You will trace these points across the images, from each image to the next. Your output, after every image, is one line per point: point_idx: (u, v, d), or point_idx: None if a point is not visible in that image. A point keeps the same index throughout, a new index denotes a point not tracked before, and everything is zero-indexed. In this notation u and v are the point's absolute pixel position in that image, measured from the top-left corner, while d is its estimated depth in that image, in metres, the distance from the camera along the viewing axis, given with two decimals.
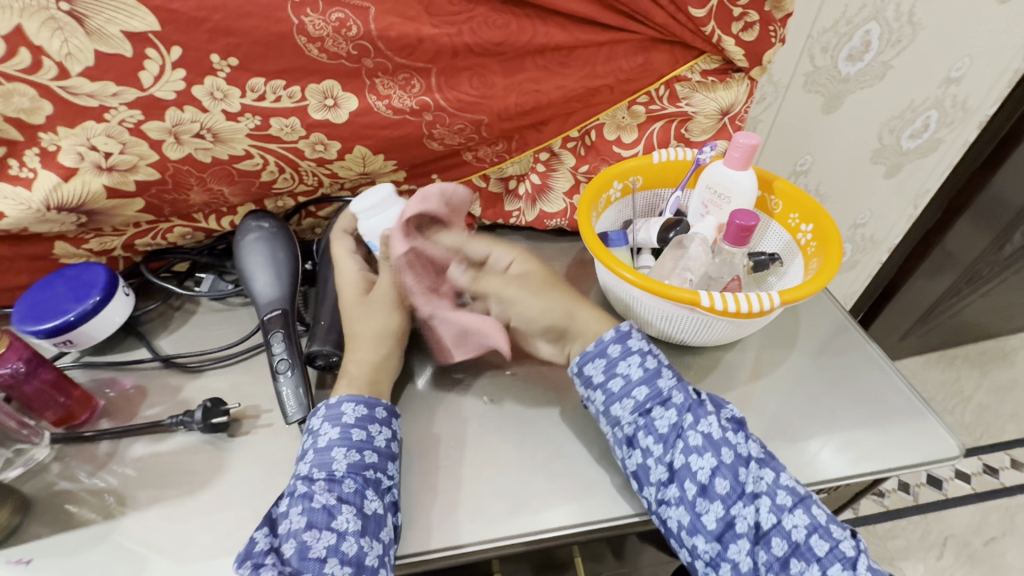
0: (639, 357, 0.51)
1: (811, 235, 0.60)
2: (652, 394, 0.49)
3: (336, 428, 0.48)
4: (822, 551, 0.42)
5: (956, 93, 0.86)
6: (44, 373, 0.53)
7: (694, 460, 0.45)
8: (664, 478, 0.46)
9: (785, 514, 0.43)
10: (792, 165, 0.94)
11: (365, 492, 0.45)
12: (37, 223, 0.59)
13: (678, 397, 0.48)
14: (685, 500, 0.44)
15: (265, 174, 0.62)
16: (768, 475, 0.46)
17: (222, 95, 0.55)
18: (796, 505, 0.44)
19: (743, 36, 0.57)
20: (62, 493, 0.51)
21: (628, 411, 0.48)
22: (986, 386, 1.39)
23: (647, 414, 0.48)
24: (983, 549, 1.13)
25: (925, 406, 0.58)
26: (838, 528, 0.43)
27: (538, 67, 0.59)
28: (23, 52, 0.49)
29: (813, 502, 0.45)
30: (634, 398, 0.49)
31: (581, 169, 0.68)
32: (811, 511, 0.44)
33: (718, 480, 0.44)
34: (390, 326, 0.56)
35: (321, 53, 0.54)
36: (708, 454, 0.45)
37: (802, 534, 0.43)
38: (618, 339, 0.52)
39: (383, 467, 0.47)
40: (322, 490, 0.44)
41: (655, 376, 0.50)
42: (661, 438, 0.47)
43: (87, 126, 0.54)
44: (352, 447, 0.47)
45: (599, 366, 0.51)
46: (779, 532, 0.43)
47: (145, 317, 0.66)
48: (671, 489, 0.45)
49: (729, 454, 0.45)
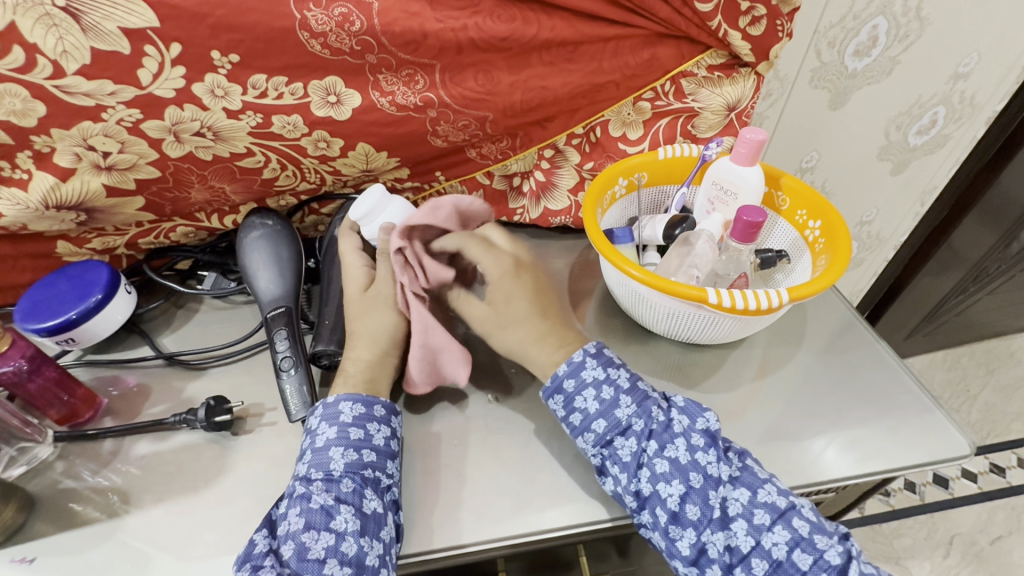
0: (594, 389, 0.49)
1: (820, 231, 0.59)
2: (612, 425, 0.48)
3: (333, 427, 0.47)
4: (806, 564, 0.41)
5: (964, 88, 0.85)
6: (48, 371, 0.53)
7: (662, 488, 0.45)
8: (636, 505, 0.46)
9: (763, 534, 0.42)
10: (798, 162, 0.93)
11: (363, 492, 0.45)
12: (35, 220, 0.59)
13: (638, 423, 0.47)
14: (659, 526, 0.45)
15: (267, 171, 0.61)
16: (743, 494, 0.44)
17: (223, 93, 0.54)
18: (776, 522, 0.43)
19: (750, 30, 0.57)
20: (66, 492, 0.51)
21: (591, 444, 0.48)
22: (992, 385, 1.38)
23: (609, 445, 0.47)
24: (990, 548, 1.13)
25: (934, 403, 0.57)
26: (823, 537, 0.42)
27: (543, 63, 0.58)
28: (16, 50, 0.48)
29: (795, 514, 0.43)
30: (595, 431, 0.48)
31: (586, 166, 0.68)
32: (791, 525, 0.42)
33: (687, 506, 0.44)
34: (386, 325, 0.55)
35: (324, 49, 0.53)
36: (675, 481, 0.44)
37: (784, 551, 0.42)
38: (570, 373, 0.50)
39: (382, 466, 0.47)
40: (320, 490, 0.44)
41: (613, 407, 0.48)
42: (625, 468, 0.46)
43: (82, 127, 0.53)
44: (350, 446, 0.46)
45: (559, 402, 0.50)
46: (758, 553, 0.42)
47: (148, 315, 0.65)
48: (644, 516, 0.45)
49: (697, 479, 0.44)
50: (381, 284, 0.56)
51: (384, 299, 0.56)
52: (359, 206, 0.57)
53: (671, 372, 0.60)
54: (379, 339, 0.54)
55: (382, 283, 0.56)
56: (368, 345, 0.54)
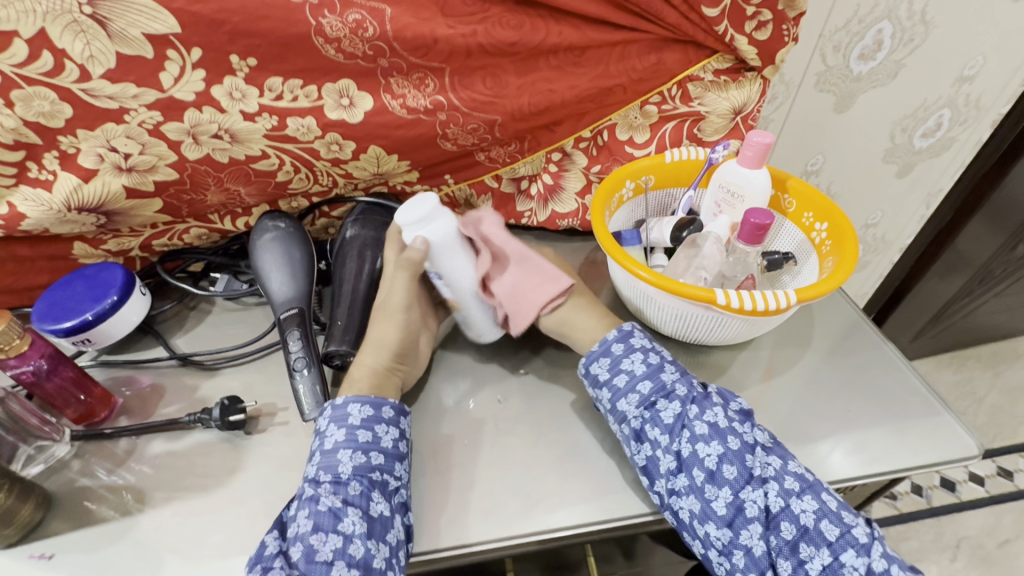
0: (641, 354, 0.52)
1: (826, 234, 0.60)
2: (656, 388, 0.49)
3: (342, 429, 0.48)
4: (833, 535, 0.42)
5: (969, 91, 0.86)
6: (65, 371, 0.54)
7: (701, 448, 0.46)
8: (673, 467, 0.46)
9: (794, 499, 0.44)
10: (803, 165, 0.94)
11: (370, 495, 0.45)
12: (58, 223, 0.60)
13: (681, 389, 0.49)
14: (694, 487, 0.45)
15: (280, 174, 0.62)
16: (775, 462, 0.46)
17: (241, 95, 0.55)
18: (805, 491, 0.44)
19: (756, 35, 0.57)
20: (82, 490, 0.52)
21: (634, 405, 0.49)
22: (999, 388, 1.38)
23: (652, 408, 0.49)
24: (998, 552, 1.12)
25: (940, 403, 0.58)
26: (850, 514, 0.43)
27: (550, 67, 0.59)
28: (45, 55, 0.49)
29: (822, 489, 0.45)
30: (638, 392, 0.50)
31: (593, 169, 0.68)
32: (820, 497, 0.44)
33: (726, 466, 0.45)
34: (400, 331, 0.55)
35: (337, 53, 0.54)
36: (714, 442, 0.46)
37: (812, 518, 0.43)
38: (621, 337, 0.53)
39: (389, 469, 0.47)
40: (328, 493, 0.44)
41: (658, 370, 0.50)
42: (667, 429, 0.47)
43: (107, 128, 0.55)
44: (359, 449, 0.47)
45: (604, 365, 0.52)
46: (788, 517, 0.43)
47: (161, 316, 0.66)
48: (680, 479, 0.46)
49: (735, 441, 0.46)
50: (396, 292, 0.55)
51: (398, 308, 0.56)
52: (407, 210, 0.52)
53: None
54: (393, 339, 0.55)
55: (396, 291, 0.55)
56: (373, 352, 0.54)
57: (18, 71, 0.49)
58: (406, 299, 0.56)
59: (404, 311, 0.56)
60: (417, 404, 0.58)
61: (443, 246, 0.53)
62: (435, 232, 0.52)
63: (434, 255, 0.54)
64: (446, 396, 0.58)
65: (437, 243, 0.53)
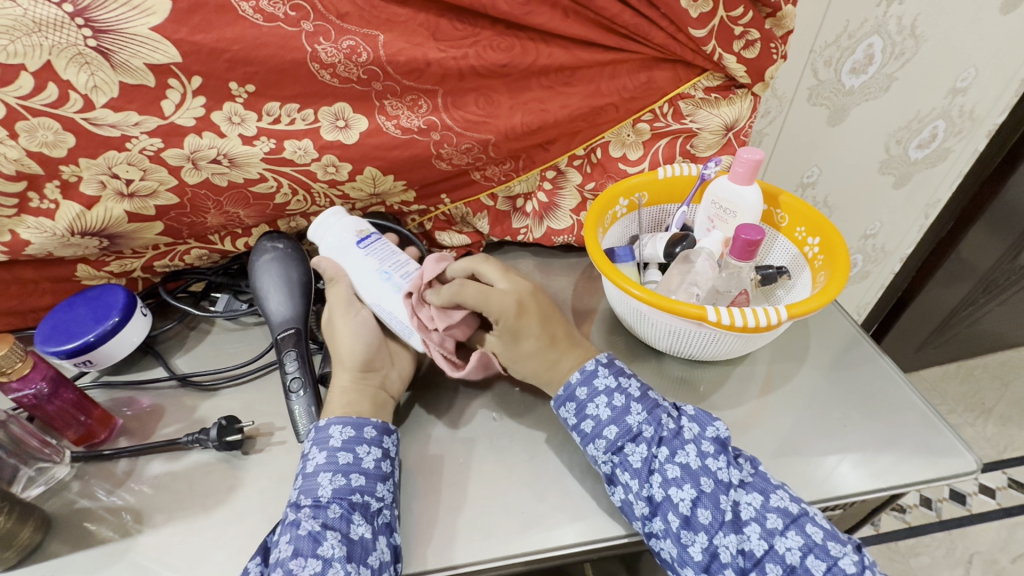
0: (605, 396, 0.51)
1: (819, 248, 0.60)
2: (622, 431, 0.49)
3: (323, 452, 0.48)
4: (820, 571, 0.42)
5: (963, 103, 0.86)
6: (65, 394, 0.55)
7: (674, 492, 0.46)
8: (647, 512, 0.46)
9: (777, 539, 0.43)
10: (799, 178, 0.94)
11: (351, 517, 0.45)
12: (61, 247, 0.61)
13: (648, 430, 0.49)
14: (670, 532, 0.45)
15: (278, 196, 0.63)
16: (755, 499, 0.45)
17: (239, 120, 0.57)
18: (789, 527, 0.44)
19: (744, 54, 0.58)
20: (82, 511, 0.52)
21: (602, 450, 0.49)
22: (1007, 399, 1.37)
23: (620, 452, 0.49)
24: (1011, 566, 1.10)
25: (941, 421, 0.57)
26: (836, 545, 0.43)
27: (542, 87, 0.60)
28: (50, 86, 0.51)
29: (807, 520, 0.44)
30: (606, 437, 0.50)
31: (587, 186, 0.69)
32: (805, 531, 0.43)
33: (699, 510, 0.45)
34: (354, 347, 0.56)
35: (333, 78, 0.56)
36: (687, 486, 0.46)
37: (798, 556, 0.42)
38: (584, 381, 0.52)
39: (371, 490, 0.47)
40: (308, 517, 0.45)
41: (624, 413, 0.50)
42: (636, 474, 0.47)
43: (109, 156, 0.56)
44: (339, 471, 0.47)
45: (571, 410, 0.52)
46: (773, 558, 0.43)
47: (161, 336, 0.67)
48: (656, 523, 0.46)
49: (708, 483, 0.46)
50: (334, 297, 0.59)
51: (335, 317, 0.58)
52: (314, 226, 0.62)
53: (673, 389, 0.61)
54: (344, 351, 0.56)
55: (334, 296, 0.59)
56: (339, 370, 0.55)
57: (23, 103, 0.51)
58: (344, 302, 0.58)
59: (344, 313, 0.58)
60: (412, 422, 0.58)
61: (334, 251, 0.60)
62: (328, 240, 0.61)
63: (337, 263, 0.60)
64: (443, 415, 0.59)
65: (332, 249, 0.60)
